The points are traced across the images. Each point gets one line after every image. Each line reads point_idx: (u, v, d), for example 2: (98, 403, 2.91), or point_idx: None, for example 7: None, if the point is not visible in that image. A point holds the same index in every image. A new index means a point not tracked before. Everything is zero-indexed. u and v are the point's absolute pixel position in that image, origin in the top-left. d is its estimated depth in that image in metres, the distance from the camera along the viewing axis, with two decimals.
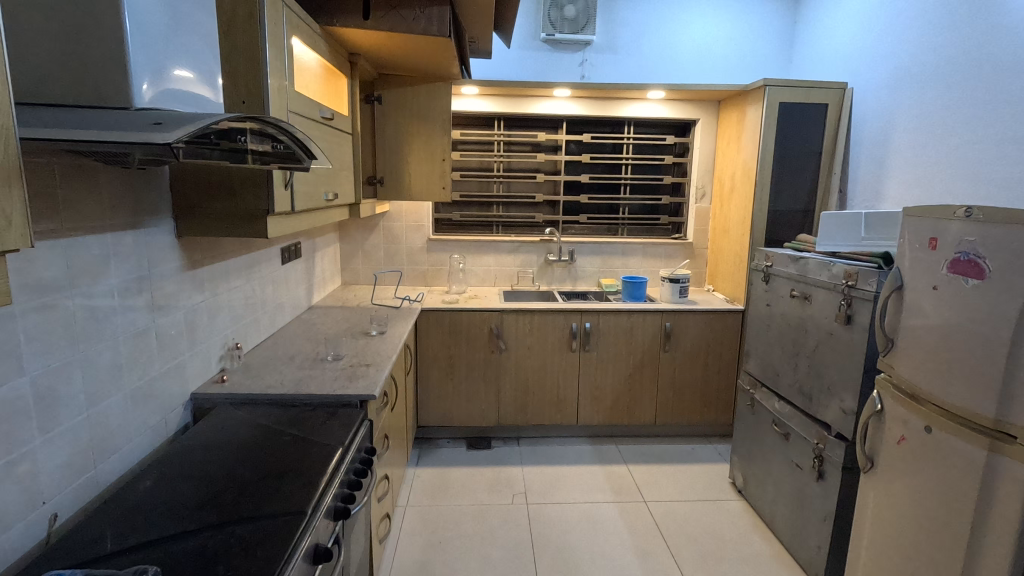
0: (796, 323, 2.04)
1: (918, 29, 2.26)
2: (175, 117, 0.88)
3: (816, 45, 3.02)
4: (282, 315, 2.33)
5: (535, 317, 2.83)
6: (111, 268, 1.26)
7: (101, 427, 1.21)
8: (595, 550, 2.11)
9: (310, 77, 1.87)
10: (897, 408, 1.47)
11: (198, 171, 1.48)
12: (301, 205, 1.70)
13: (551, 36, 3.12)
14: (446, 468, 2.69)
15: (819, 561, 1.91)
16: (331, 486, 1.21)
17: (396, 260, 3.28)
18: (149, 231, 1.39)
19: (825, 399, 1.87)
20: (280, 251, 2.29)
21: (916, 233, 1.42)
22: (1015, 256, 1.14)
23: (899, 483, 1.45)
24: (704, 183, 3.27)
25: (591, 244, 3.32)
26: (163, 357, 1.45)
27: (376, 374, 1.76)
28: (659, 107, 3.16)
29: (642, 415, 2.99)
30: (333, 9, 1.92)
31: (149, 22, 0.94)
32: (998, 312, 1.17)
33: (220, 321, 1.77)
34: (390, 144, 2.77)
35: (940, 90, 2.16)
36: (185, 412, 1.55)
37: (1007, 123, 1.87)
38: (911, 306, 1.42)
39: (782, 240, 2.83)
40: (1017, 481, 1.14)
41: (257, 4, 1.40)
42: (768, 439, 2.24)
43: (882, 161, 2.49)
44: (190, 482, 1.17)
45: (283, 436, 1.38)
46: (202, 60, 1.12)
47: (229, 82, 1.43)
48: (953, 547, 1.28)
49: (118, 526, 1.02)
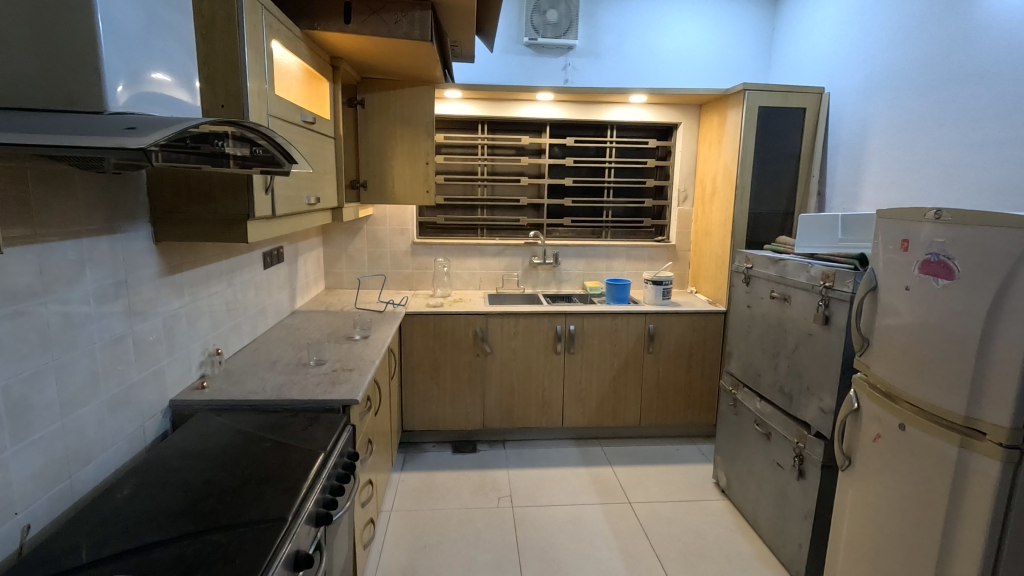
0: (776, 323, 2.07)
1: (893, 36, 2.32)
2: (150, 121, 0.87)
3: (793, 50, 3.08)
4: (265, 321, 2.31)
5: (520, 320, 2.84)
6: (87, 274, 1.24)
7: (77, 436, 1.19)
8: (581, 552, 2.12)
9: (291, 81, 1.86)
10: (873, 406, 1.49)
11: (177, 176, 1.47)
12: (282, 210, 1.69)
13: (534, 40, 3.13)
14: (431, 473, 2.68)
15: (800, 560, 1.94)
16: (312, 492, 1.20)
17: (380, 264, 3.27)
18: (126, 236, 1.38)
19: (805, 399, 1.90)
20: (261, 255, 2.27)
21: (889, 235, 1.45)
22: (982, 257, 1.17)
23: (875, 480, 1.48)
24: (686, 186, 3.31)
25: (575, 247, 3.33)
26: (141, 364, 1.43)
27: (359, 379, 1.75)
28: (641, 111, 3.20)
29: (627, 416, 3.00)
30: (313, 13, 1.91)
31: (124, 25, 0.94)
32: (968, 310, 1.20)
33: (200, 327, 1.75)
34: (373, 148, 2.77)
35: (914, 95, 2.21)
36: (164, 419, 1.52)
37: (975, 128, 1.93)
38: (885, 306, 1.45)
39: (762, 242, 2.87)
40: (987, 477, 1.17)
41: (235, 7, 1.39)
42: (750, 438, 2.26)
43: (858, 163, 2.54)
44: (169, 490, 1.15)
45: (263, 443, 1.36)
46: (178, 63, 1.11)
47: (207, 87, 1.42)
48: (926, 542, 1.31)
49: (93, 536, 1.01)
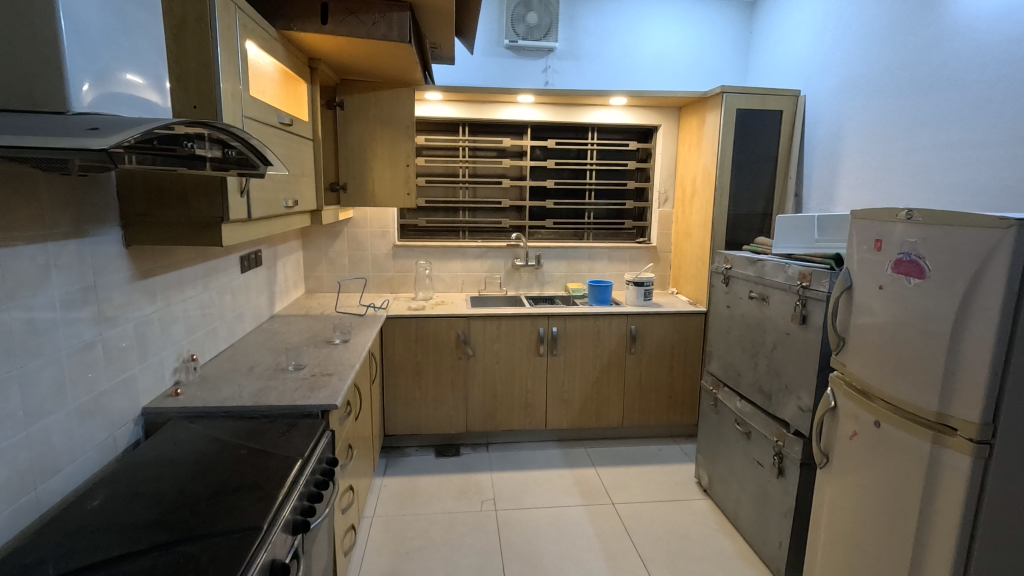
0: (755, 323, 2.09)
1: (866, 40, 2.37)
2: (116, 121, 0.86)
3: (770, 53, 3.12)
4: (242, 326, 2.27)
5: (503, 322, 2.83)
6: (52, 280, 1.20)
7: (43, 446, 1.16)
8: (563, 554, 2.12)
9: (266, 82, 1.83)
10: (849, 404, 1.52)
11: (148, 179, 1.44)
12: (258, 213, 1.66)
13: (514, 42, 3.13)
14: (413, 477, 2.66)
15: (780, 557, 1.95)
16: (289, 501, 1.17)
17: (361, 267, 3.24)
18: (95, 240, 1.34)
19: (783, 398, 1.92)
20: (238, 259, 2.23)
21: (863, 235, 1.48)
22: (952, 256, 1.19)
23: (852, 477, 1.50)
24: (667, 188, 3.33)
25: (557, 249, 3.34)
26: (111, 372, 1.39)
27: (338, 384, 1.73)
28: (622, 113, 3.22)
29: (610, 417, 3.01)
30: (290, 13, 1.88)
31: (88, 24, 0.91)
32: (939, 309, 1.22)
33: (174, 333, 1.71)
34: (353, 150, 2.74)
35: (886, 98, 2.26)
36: (136, 427, 1.49)
37: (945, 131, 1.98)
38: (860, 305, 1.47)
39: (742, 242, 2.90)
40: (958, 471, 1.20)
41: (207, 7, 1.36)
42: (730, 437, 2.28)
43: (833, 165, 2.58)
44: (140, 500, 1.12)
45: (239, 450, 1.34)
46: (147, 64, 1.09)
47: (179, 88, 1.39)
48: (900, 537, 1.33)
49: (60, 549, 0.98)
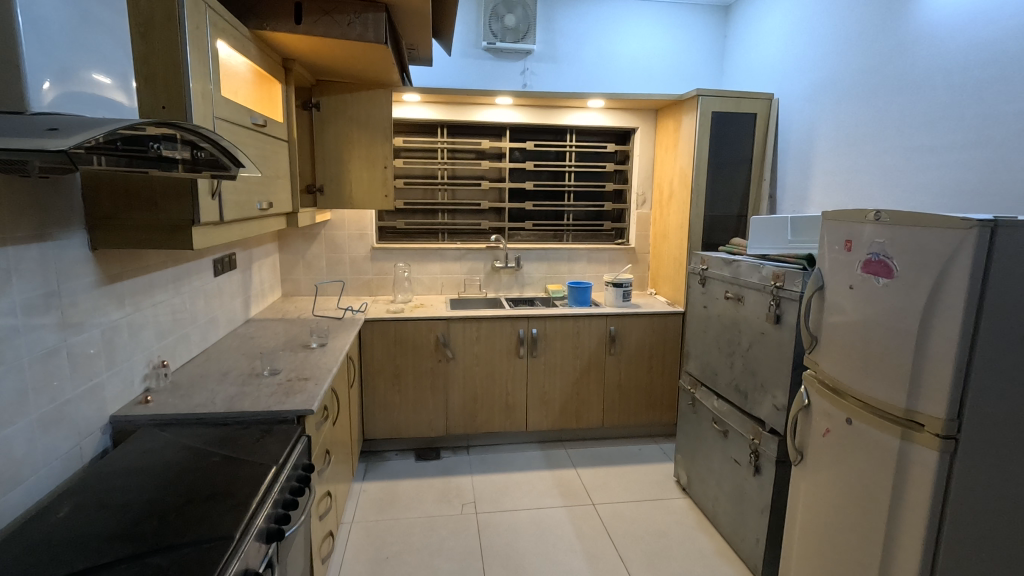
0: (730, 323, 2.12)
1: (836, 45, 2.42)
2: (81, 121, 0.84)
3: (745, 57, 3.17)
4: (216, 330, 2.22)
5: (482, 324, 2.83)
6: (13, 284, 1.16)
7: (3, 457, 1.12)
8: (544, 555, 2.12)
9: (239, 82, 1.80)
10: (822, 401, 1.54)
11: (115, 181, 1.40)
12: (230, 216, 1.62)
13: (492, 44, 3.14)
14: (393, 482, 2.63)
15: (757, 554, 1.98)
16: (262, 509, 1.15)
17: (339, 269, 3.20)
18: (58, 244, 1.31)
19: (759, 396, 1.95)
20: (212, 262, 2.19)
21: (834, 235, 1.50)
22: (918, 256, 1.22)
23: (826, 473, 1.53)
24: (644, 190, 3.36)
25: (537, 251, 3.34)
26: (77, 379, 1.35)
27: (315, 389, 1.70)
28: (599, 115, 3.24)
29: (590, 417, 3.02)
30: (263, 13, 1.86)
31: (48, 22, 0.88)
32: (906, 307, 1.25)
33: (144, 339, 1.67)
34: (329, 151, 2.70)
35: (856, 102, 2.31)
36: (104, 436, 1.45)
37: (912, 134, 2.03)
38: (831, 305, 1.50)
39: (719, 243, 2.93)
40: (926, 466, 1.23)
41: (175, 5, 1.33)
42: (708, 436, 2.31)
43: (805, 166, 2.64)
44: (108, 511, 1.09)
45: (211, 458, 1.31)
46: (112, 62, 1.06)
47: (147, 87, 1.36)
48: (872, 531, 1.36)
49: (21, 564, 0.94)
